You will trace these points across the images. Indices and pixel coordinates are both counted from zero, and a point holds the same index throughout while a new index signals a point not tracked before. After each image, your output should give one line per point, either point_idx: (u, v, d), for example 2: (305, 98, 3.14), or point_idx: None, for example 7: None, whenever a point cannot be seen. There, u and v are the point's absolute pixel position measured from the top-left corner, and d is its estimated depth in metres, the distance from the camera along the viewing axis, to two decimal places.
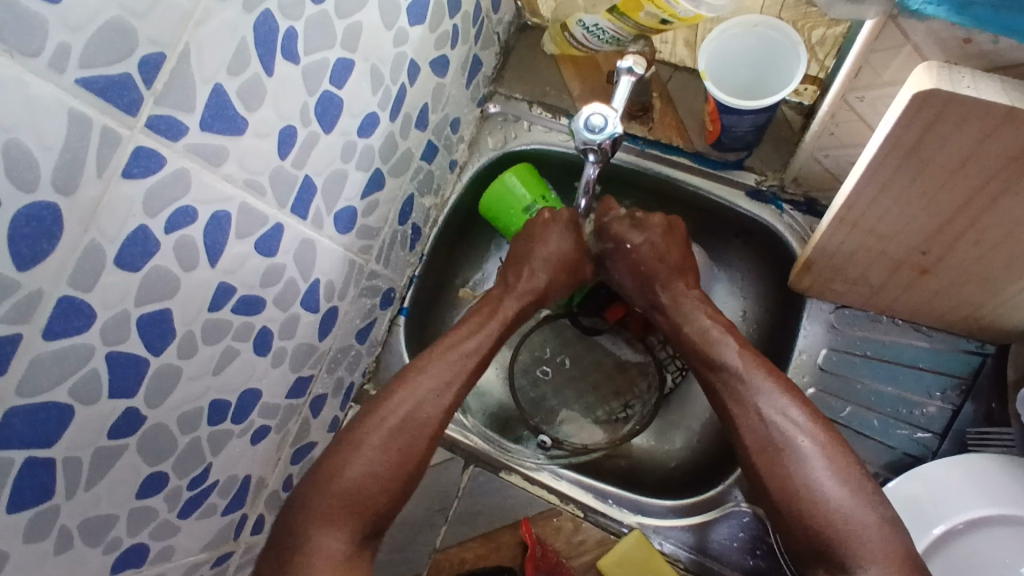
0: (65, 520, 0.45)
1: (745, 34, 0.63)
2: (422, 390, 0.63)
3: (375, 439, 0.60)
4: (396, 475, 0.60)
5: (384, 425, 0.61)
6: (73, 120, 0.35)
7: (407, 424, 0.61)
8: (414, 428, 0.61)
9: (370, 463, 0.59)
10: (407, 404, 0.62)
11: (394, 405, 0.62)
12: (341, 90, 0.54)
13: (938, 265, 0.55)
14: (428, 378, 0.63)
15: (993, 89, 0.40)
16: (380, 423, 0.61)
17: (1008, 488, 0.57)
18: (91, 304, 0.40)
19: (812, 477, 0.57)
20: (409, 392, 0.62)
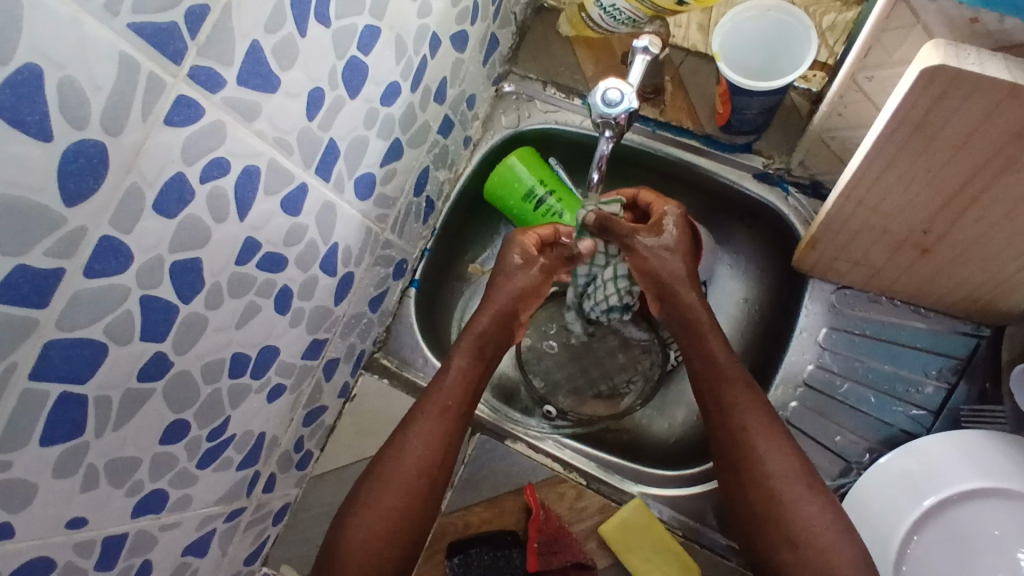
0: (93, 458, 0.47)
1: (758, 18, 0.65)
2: (414, 456, 0.63)
3: (376, 510, 0.61)
4: (394, 537, 0.61)
5: (386, 491, 0.62)
6: (124, 64, 0.37)
7: (408, 490, 0.62)
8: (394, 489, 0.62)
9: (370, 532, 0.60)
10: (401, 474, 0.63)
11: (395, 472, 0.63)
12: (367, 57, 0.55)
13: (938, 244, 0.58)
14: (419, 445, 0.64)
15: (998, 66, 0.42)
16: (379, 492, 0.62)
17: (1002, 464, 0.59)
18: (128, 246, 0.42)
19: (792, 494, 0.60)
20: (404, 460, 0.63)
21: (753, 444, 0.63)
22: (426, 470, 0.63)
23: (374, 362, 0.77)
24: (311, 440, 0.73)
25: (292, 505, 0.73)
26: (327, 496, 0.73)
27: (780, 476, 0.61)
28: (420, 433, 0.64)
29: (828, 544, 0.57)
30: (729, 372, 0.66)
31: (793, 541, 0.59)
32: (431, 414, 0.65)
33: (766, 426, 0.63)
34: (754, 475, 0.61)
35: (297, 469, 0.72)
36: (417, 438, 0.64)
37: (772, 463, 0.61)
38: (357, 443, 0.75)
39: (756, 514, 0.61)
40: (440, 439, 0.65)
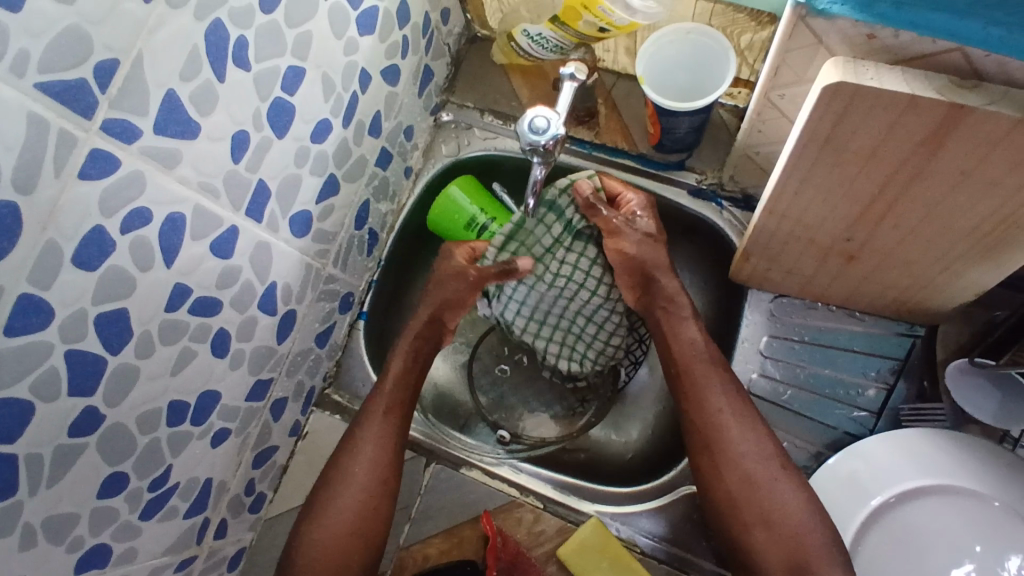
0: (28, 519, 0.46)
1: (680, 41, 0.67)
2: (366, 458, 0.64)
3: (334, 514, 0.63)
4: (359, 537, 0.62)
5: (345, 493, 0.63)
6: (32, 123, 0.37)
7: (364, 493, 0.64)
8: (345, 505, 0.63)
9: (335, 533, 0.62)
10: (357, 476, 0.64)
11: (349, 476, 0.64)
12: (293, 97, 0.56)
13: (862, 250, 0.60)
14: (370, 446, 0.65)
15: (894, 80, 0.44)
16: (339, 493, 0.64)
17: (942, 459, 0.61)
18: (49, 301, 0.41)
19: (753, 458, 0.64)
20: (356, 463, 0.64)
21: (715, 414, 0.65)
22: (382, 470, 0.64)
23: (325, 398, 0.76)
24: (263, 482, 0.72)
25: (247, 550, 0.72)
26: (282, 537, 0.72)
27: (755, 458, 0.64)
28: (368, 435, 0.65)
29: (792, 511, 0.61)
30: (698, 353, 0.68)
31: (761, 517, 0.62)
32: (375, 420, 0.66)
33: (715, 390, 0.66)
34: (726, 453, 0.64)
35: (250, 512, 0.71)
36: (368, 440, 0.65)
37: (740, 435, 0.64)
38: (312, 481, 0.74)
39: (721, 482, 0.64)
40: (387, 447, 0.65)
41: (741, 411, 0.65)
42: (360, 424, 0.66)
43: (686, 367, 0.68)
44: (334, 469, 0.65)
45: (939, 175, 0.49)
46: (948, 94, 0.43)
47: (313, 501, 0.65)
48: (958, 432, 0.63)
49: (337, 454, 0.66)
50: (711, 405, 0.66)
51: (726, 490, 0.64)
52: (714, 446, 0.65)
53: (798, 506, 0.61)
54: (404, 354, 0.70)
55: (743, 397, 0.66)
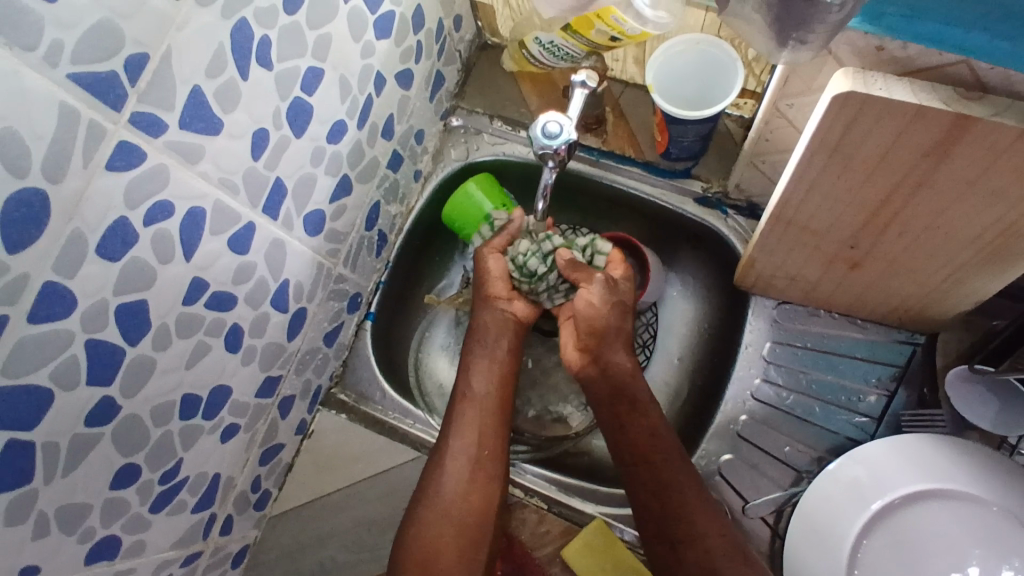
0: (42, 506, 0.46)
1: (690, 51, 0.68)
2: (458, 450, 0.66)
3: (455, 462, 0.65)
4: (460, 525, 0.63)
5: (446, 487, 0.64)
6: (63, 114, 0.38)
7: (468, 451, 0.66)
8: (468, 453, 0.66)
9: (429, 525, 0.63)
10: (449, 474, 0.65)
11: (445, 471, 0.65)
12: (312, 98, 0.57)
13: (866, 258, 0.61)
14: (466, 437, 0.67)
15: (903, 90, 0.45)
16: (453, 456, 0.66)
17: (951, 464, 0.62)
18: (72, 290, 0.42)
19: (721, 553, 0.59)
20: (449, 456, 0.66)
21: (677, 476, 0.62)
22: (473, 464, 0.66)
23: (331, 398, 0.77)
24: (269, 479, 0.72)
25: (251, 547, 0.73)
26: (287, 535, 0.73)
27: (725, 554, 0.59)
28: (466, 428, 0.68)
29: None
30: (653, 416, 0.67)
31: None
32: (484, 389, 0.70)
33: (675, 449, 0.64)
34: (697, 545, 0.59)
35: (255, 510, 0.72)
36: (461, 433, 0.67)
37: (711, 527, 0.60)
38: (317, 480, 0.74)
39: (690, 549, 0.59)
40: (498, 411, 0.69)
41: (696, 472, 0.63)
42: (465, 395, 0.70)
43: (651, 429, 0.66)
44: (450, 431, 0.68)
45: (942, 184, 0.50)
46: (954, 105, 0.44)
47: (432, 460, 0.67)
48: (964, 440, 0.63)
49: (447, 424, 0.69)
50: (666, 474, 0.62)
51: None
52: (678, 514, 0.61)
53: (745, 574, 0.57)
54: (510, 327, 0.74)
55: (706, 492, 0.63)
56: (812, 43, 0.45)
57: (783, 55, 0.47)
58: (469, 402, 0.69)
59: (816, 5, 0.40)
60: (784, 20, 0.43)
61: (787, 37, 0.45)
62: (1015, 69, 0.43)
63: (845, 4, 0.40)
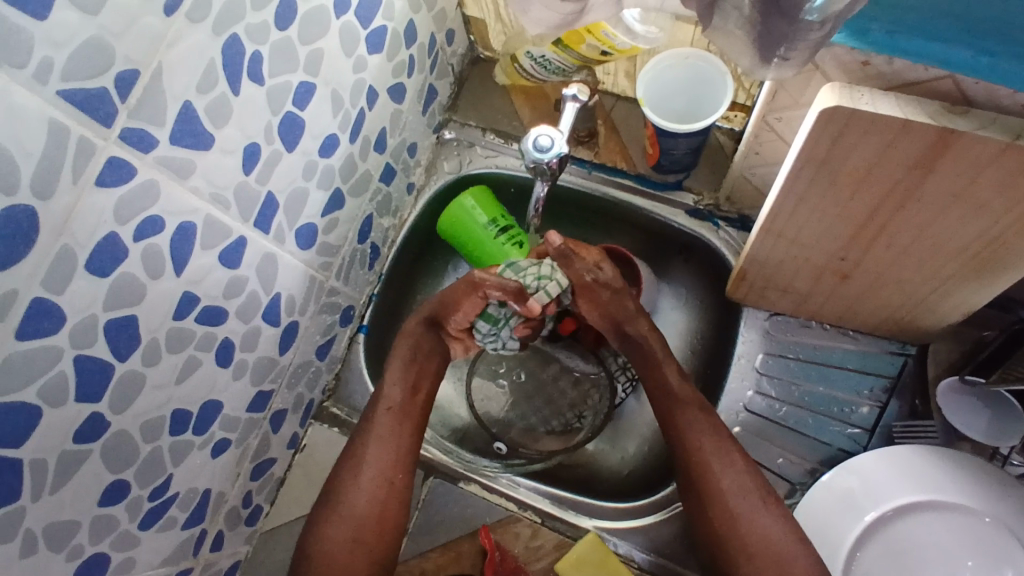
0: (30, 524, 0.45)
1: (679, 65, 0.69)
2: (373, 465, 0.64)
3: (366, 471, 0.64)
4: (369, 543, 0.63)
5: (356, 502, 0.63)
6: (52, 131, 0.38)
7: (383, 462, 0.65)
8: (380, 462, 0.65)
9: (337, 541, 0.62)
10: (360, 492, 0.63)
11: (357, 484, 0.64)
12: (303, 112, 0.57)
13: (856, 269, 0.61)
14: (380, 449, 0.65)
15: (888, 104, 0.46)
16: (363, 462, 0.65)
17: (945, 478, 0.62)
18: (60, 306, 0.42)
19: (735, 492, 0.63)
20: (364, 469, 0.64)
21: (702, 435, 0.66)
22: (384, 479, 0.64)
23: (323, 411, 0.77)
24: (260, 494, 0.72)
25: (243, 563, 0.72)
26: (279, 550, 0.72)
27: (742, 486, 0.63)
28: (381, 438, 0.66)
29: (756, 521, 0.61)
30: (683, 385, 0.69)
31: (744, 549, 0.61)
32: (399, 395, 0.68)
33: (699, 412, 0.67)
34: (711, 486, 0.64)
35: (246, 525, 0.71)
36: (375, 442, 0.65)
37: (726, 469, 0.64)
38: (309, 494, 0.74)
39: (713, 506, 0.63)
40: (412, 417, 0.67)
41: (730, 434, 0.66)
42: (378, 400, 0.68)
43: (676, 395, 0.68)
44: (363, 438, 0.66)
45: (930, 198, 0.50)
46: (939, 119, 0.45)
47: (341, 467, 0.65)
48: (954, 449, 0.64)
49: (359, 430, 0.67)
50: (682, 422, 0.67)
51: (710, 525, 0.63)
52: (704, 469, 0.64)
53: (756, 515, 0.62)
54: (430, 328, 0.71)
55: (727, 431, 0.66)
56: (793, 60, 0.45)
57: (767, 73, 0.47)
58: (385, 412, 0.67)
59: (796, 22, 0.42)
60: (768, 37, 0.44)
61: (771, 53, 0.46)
62: (1003, 85, 0.43)
63: (827, 24, 0.41)
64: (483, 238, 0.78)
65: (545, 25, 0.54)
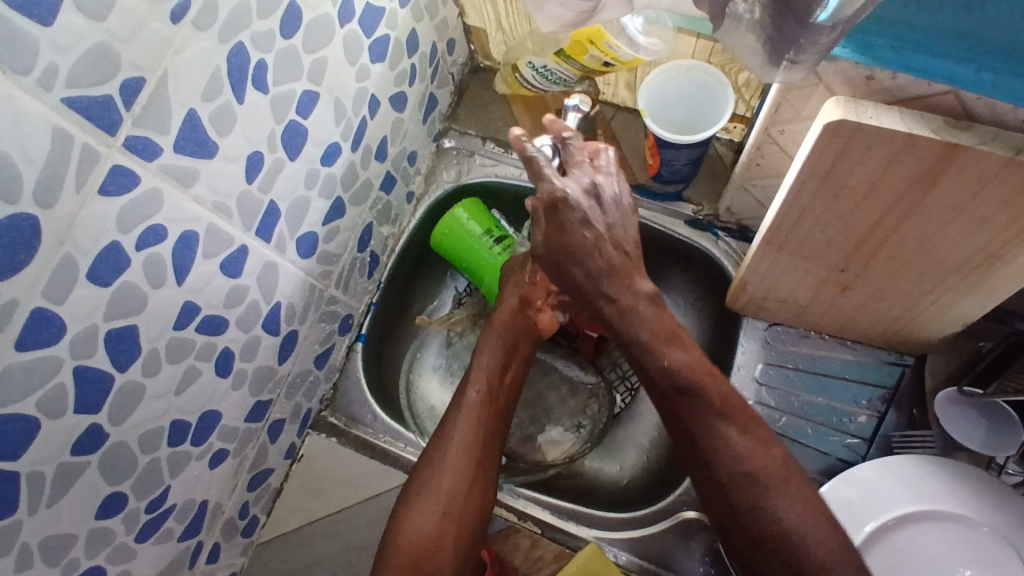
0: (26, 537, 0.45)
1: (679, 76, 0.69)
2: (460, 443, 0.63)
3: (455, 443, 0.63)
4: (459, 517, 0.61)
5: (444, 477, 0.62)
6: (56, 138, 0.37)
7: (472, 436, 0.64)
8: (473, 433, 0.64)
9: (425, 517, 0.60)
10: (450, 463, 0.62)
11: (445, 460, 0.62)
12: (306, 120, 0.57)
13: (857, 281, 0.62)
14: (468, 427, 0.64)
15: (893, 119, 0.46)
16: (456, 434, 0.64)
17: (945, 489, 0.62)
18: (61, 316, 0.41)
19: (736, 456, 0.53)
20: (450, 444, 0.63)
21: (724, 455, 0.54)
22: (477, 451, 0.63)
23: (321, 421, 0.76)
24: (257, 505, 0.71)
25: None
26: (275, 561, 0.72)
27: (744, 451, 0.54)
28: (469, 416, 0.65)
29: (796, 529, 0.51)
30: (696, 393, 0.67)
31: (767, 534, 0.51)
32: (489, 373, 0.67)
33: (710, 415, 0.55)
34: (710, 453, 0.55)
35: (242, 536, 0.70)
36: (466, 419, 0.65)
37: (730, 431, 0.54)
38: (306, 505, 0.73)
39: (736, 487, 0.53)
40: (500, 395, 0.67)
41: (750, 419, 0.55)
42: (471, 378, 0.67)
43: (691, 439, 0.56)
44: (454, 411, 0.65)
45: (932, 212, 0.51)
46: (943, 134, 0.45)
47: (432, 440, 0.65)
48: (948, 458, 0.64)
49: (450, 407, 0.66)
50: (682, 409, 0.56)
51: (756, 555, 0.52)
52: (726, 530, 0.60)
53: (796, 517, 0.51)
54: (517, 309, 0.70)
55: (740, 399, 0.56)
56: (805, 63, 0.45)
57: (776, 75, 0.48)
58: (476, 389, 0.66)
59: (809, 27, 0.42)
60: (779, 38, 0.44)
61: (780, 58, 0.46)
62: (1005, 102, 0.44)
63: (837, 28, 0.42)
64: (479, 250, 0.78)
65: (560, 22, 0.53)
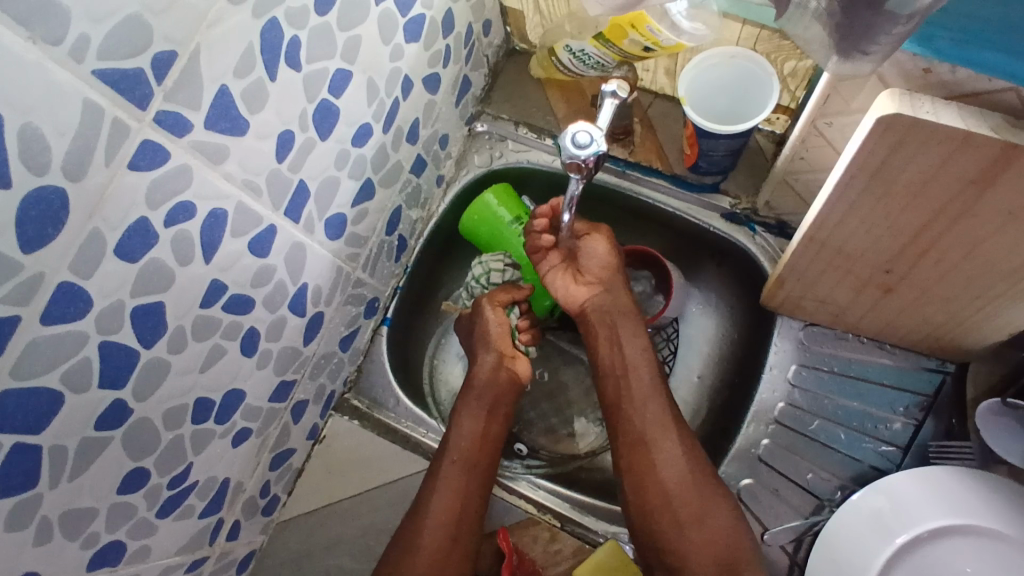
0: (47, 511, 0.45)
1: (722, 64, 0.67)
2: (434, 516, 0.63)
3: (429, 519, 0.63)
4: None
5: (418, 556, 0.61)
6: (88, 110, 0.37)
7: (443, 512, 0.63)
8: (448, 506, 0.63)
9: None
10: (423, 540, 0.62)
11: (420, 538, 0.62)
12: (339, 100, 0.56)
13: (900, 284, 0.59)
14: (446, 498, 0.64)
15: (951, 115, 0.43)
16: (428, 507, 0.64)
17: (987, 505, 0.59)
18: (88, 291, 0.41)
19: (644, 411, 0.66)
20: (426, 519, 0.63)
21: (641, 412, 0.66)
22: (450, 527, 0.63)
23: (344, 403, 0.76)
24: (279, 483, 0.71)
25: (257, 552, 0.72)
26: (295, 540, 0.72)
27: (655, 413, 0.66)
28: (446, 489, 0.64)
29: (674, 469, 0.64)
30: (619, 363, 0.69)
31: (637, 470, 0.65)
32: (466, 442, 0.67)
33: (618, 349, 0.69)
34: (633, 404, 0.67)
35: (263, 515, 0.71)
36: (439, 492, 0.64)
37: (638, 383, 0.67)
38: (327, 485, 0.73)
39: (628, 442, 0.66)
40: (483, 466, 0.66)
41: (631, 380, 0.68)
42: (444, 449, 0.67)
43: (618, 397, 0.68)
44: (430, 484, 0.65)
45: (986, 214, 0.48)
46: (1004, 133, 0.42)
47: (410, 513, 0.65)
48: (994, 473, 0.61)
49: (427, 478, 0.66)
50: (604, 357, 0.70)
51: (641, 496, 0.64)
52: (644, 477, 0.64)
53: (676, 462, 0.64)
54: (499, 367, 0.71)
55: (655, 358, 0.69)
56: (875, 55, 0.44)
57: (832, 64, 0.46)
58: (450, 461, 0.66)
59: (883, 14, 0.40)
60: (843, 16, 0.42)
61: (849, 49, 0.44)
62: None
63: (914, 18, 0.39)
64: (508, 239, 0.77)
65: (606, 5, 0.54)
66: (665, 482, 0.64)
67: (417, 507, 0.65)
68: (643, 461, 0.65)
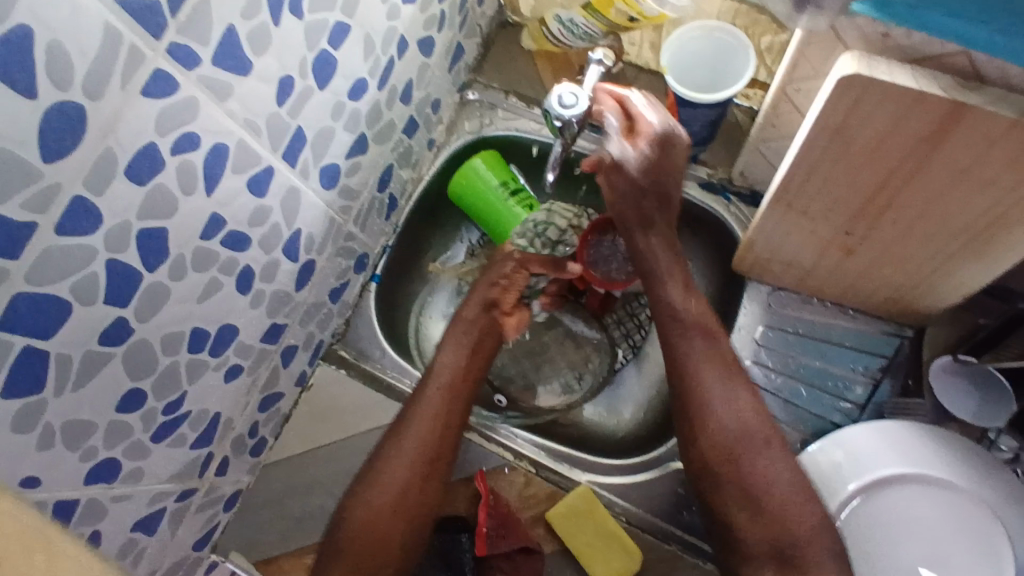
0: (50, 418, 0.47)
1: (704, 37, 0.71)
2: (416, 437, 0.66)
3: (405, 441, 0.66)
4: (405, 521, 0.64)
5: (397, 471, 0.65)
6: (108, 34, 0.40)
7: (422, 436, 0.66)
8: (427, 434, 0.66)
9: (372, 513, 0.63)
10: (402, 460, 0.65)
11: (399, 455, 0.66)
12: (337, 52, 0.59)
13: (860, 245, 0.63)
14: (425, 422, 0.67)
15: (905, 75, 0.47)
16: (407, 432, 0.67)
17: (935, 457, 0.63)
18: (99, 207, 0.44)
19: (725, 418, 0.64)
20: (406, 441, 0.66)
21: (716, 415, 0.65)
22: (429, 451, 0.66)
23: (331, 353, 0.79)
24: (266, 426, 0.74)
25: (244, 492, 0.74)
26: (280, 481, 0.75)
27: (732, 420, 0.64)
28: (427, 413, 0.67)
29: (770, 476, 0.62)
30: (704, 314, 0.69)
31: (738, 490, 0.63)
32: (446, 370, 0.70)
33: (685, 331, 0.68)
34: (698, 403, 0.65)
35: (250, 455, 0.73)
36: (419, 417, 0.67)
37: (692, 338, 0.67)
38: (313, 431, 0.76)
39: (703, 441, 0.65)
40: (460, 403, 0.69)
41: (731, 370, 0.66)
42: (425, 381, 0.70)
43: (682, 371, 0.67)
44: (409, 409, 0.68)
45: (939, 173, 0.52)
46: (952, 92, 0.47)
47: (385, 437, 0.67)
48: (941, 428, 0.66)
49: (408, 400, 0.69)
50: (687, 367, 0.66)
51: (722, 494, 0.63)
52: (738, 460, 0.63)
53: (778, 471, 0.62)
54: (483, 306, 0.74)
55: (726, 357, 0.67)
56: None
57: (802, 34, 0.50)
58: (435, 390, 0.69)
59: None
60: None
61: None
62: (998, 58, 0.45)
63: None
64: (494, 201, 0.81)
65: None
66: (764, 482, 0.62)
67: (395, 428, 0.67)
68: (737, 474, 0.63)
